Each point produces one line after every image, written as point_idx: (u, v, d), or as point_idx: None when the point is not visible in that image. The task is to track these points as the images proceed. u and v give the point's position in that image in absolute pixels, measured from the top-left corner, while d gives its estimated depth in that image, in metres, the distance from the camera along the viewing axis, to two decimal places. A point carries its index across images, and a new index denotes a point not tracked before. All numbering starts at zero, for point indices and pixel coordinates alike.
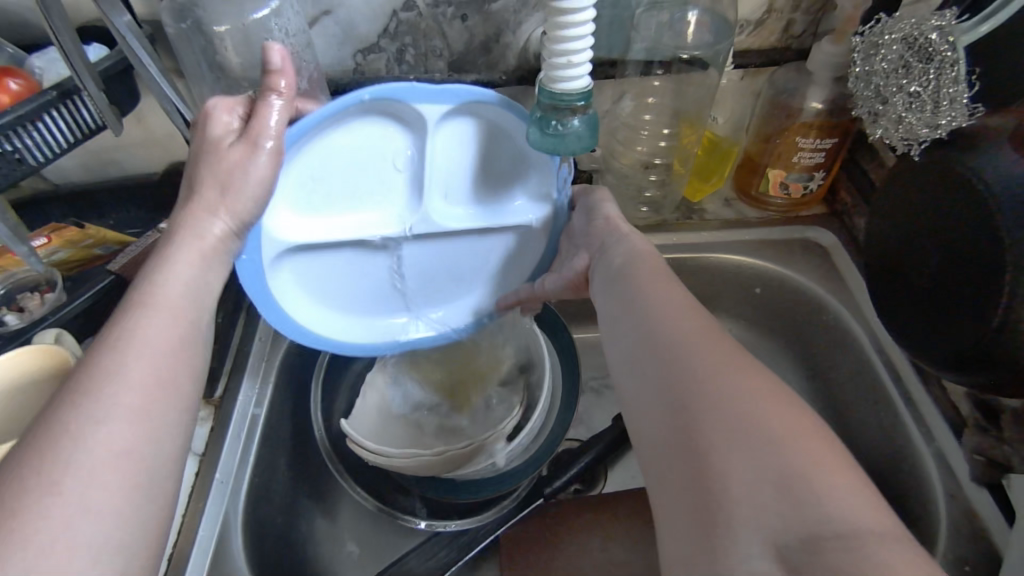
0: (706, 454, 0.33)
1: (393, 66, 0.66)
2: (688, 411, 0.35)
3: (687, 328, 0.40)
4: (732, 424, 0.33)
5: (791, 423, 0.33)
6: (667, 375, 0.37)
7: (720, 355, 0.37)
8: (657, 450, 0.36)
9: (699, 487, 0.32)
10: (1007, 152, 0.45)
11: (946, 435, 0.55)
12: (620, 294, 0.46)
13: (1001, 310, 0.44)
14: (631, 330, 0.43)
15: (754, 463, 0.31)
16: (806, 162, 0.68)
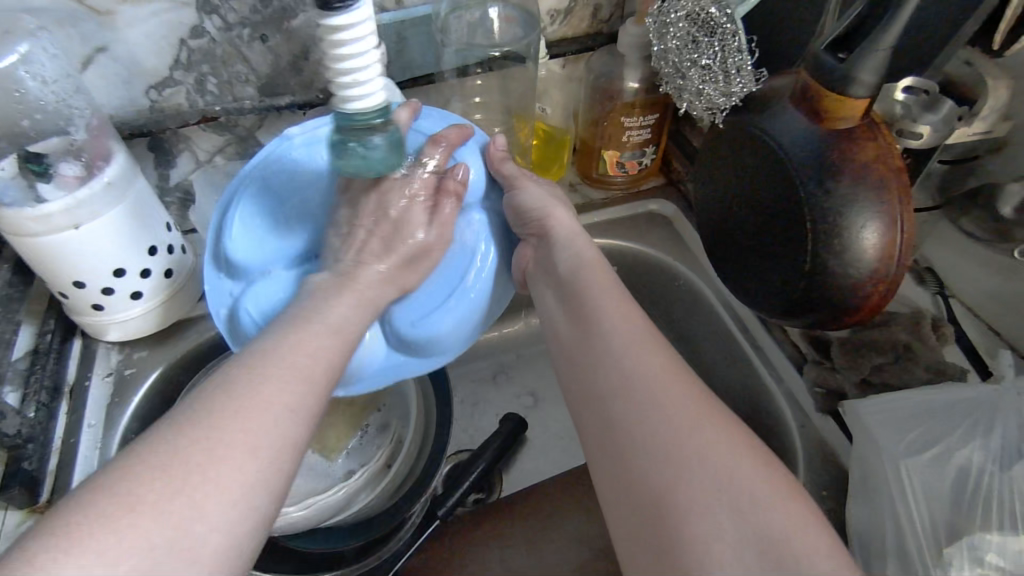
0: (668, 494, 0.36)
1: (196, 98, 0.60)
2: (644, 450, 0.38)
3: (638, 362, 0.42)
4: (688, 469, 0.36)
5: (751, 467, 0.36)
6: (630, 412, 0.40)
7: (682, 395, 0.40)
8: (614, 473, 0.39)
9: (658, 517, 0.36)
10: (790, 110, 0.49)
11: (791, 372, 0.59)
12: (572, 314, 0.49)
13: (808, 257, 0.48)
14: (584, 358, 0.45)
15: (713, 503, 0.35)
16: (634, 139, 0.70)
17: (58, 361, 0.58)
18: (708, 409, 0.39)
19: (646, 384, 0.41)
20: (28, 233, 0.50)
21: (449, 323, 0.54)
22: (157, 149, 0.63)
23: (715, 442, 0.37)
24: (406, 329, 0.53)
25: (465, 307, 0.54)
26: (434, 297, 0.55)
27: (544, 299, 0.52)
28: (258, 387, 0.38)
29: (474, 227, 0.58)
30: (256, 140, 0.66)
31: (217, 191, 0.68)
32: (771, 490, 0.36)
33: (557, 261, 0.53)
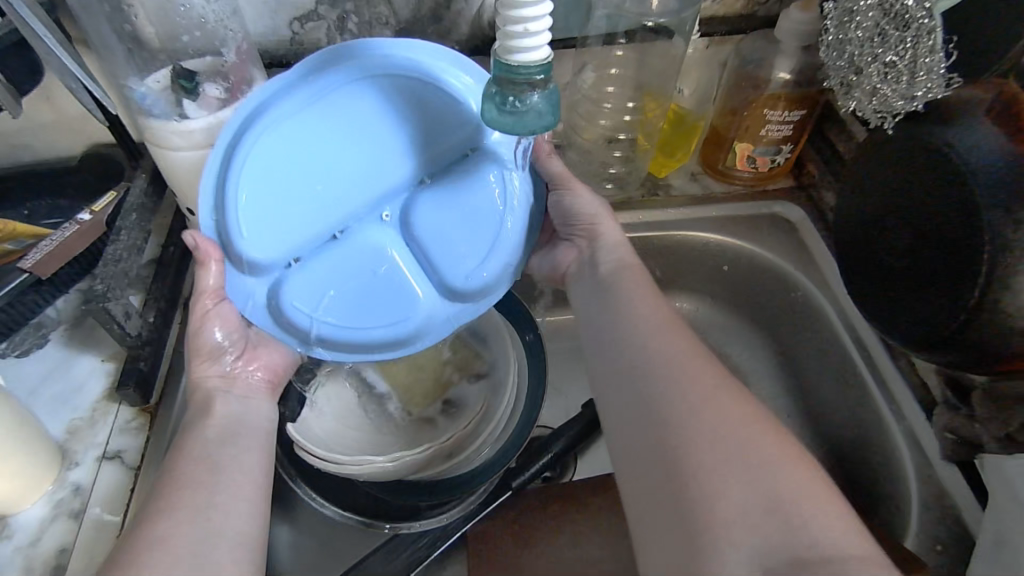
0: (696, 497, 0.37)
1: (335, 36, 0.60)
2: (679, 431, 0.39)
3: (665, 355, 0.44)
4: (709, 446, 0.38)
5: (764, 449, 0.38)
6: (642, 417, 0.42)
7: (700, 382, 0.41)
8: (642, 474, 0.40)
9: (683, 516, 0.37)
10: (983, 124, 0.43)
11: (914, 411, 0.54)
12: (595, 301, 0.51)
13: (975, 292, 0.43)
14: (610, 385, 0.46)
15: (731, 476, 0.37)
16: (772, 135, 0.65)
17: (178, 272, 0.60)
18: (722, 396, 0.41)
19: (681, 403, 0.40)
20: (171, 148, 0.52)
21: (496, 266, 0.52)
22: None
23: (759, 449, 0.38)
24: (457, 283, 0.51)
25: (507, 252, 0.53)
26: (477, 241, 0.52)
27: (586, 293, 0.53)
28: (180, 516, 0.38)
29: (501, 165, 0.51)
30: None
31: None
32: (792, 465, 0.37)
33: (599, 261, 0.54)
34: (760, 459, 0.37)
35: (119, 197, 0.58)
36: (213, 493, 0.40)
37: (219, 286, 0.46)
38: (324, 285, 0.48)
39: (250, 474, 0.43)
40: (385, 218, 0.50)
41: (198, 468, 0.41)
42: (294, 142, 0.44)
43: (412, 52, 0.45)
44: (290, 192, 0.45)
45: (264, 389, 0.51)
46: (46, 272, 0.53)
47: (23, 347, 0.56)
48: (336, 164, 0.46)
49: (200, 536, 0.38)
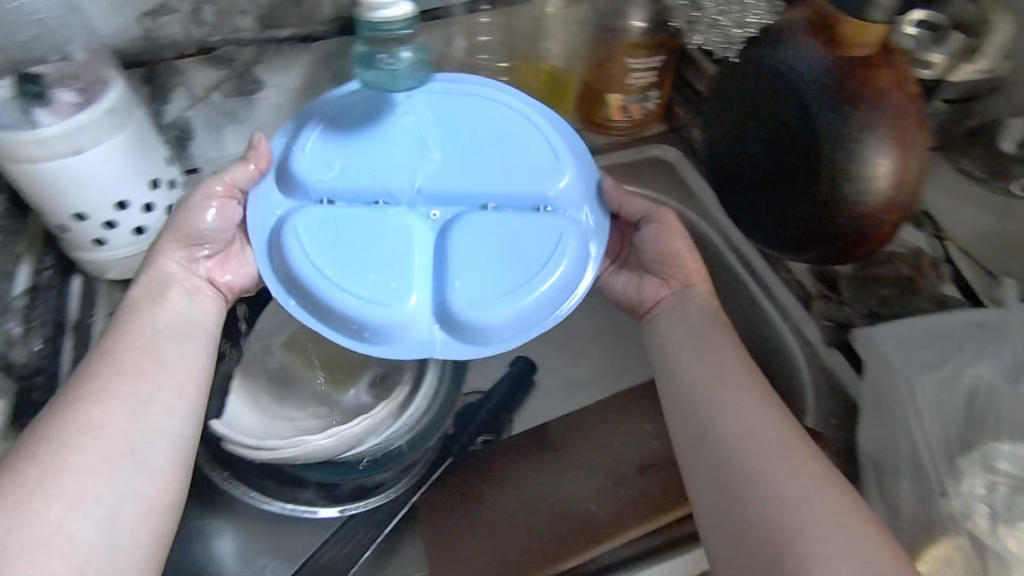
0: (752, 514, 0.40)
1: (191, 29, 0.58)
2: (750, 485, 0.41)
3: (742, 405, 0.44)
4: (797, 506, 0.39)
5: (847, 531, 0.38)
6: (710, 455, 0.43)
7: (779, 438, 0.42)
8: (701, 462, 0.44)
9: (739, 508, 0.40)
10: (802, 39, 0.49)
11: (797, 309, 0.60)
12: (666, 356, 0.50)
13: (821, 191, 0.49)
14: (685, 396, 0.47)
15: (826, 543, 0.37)
16: (639, 82, 0.69)
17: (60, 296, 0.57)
18: (798, 453, 0.42)
19: (767, 433, 0.43)
20: (29, 158, 0.48)
21: (510, 318, 0.48)
22: (152, 82, 0.61)
23: (844, 525, 0.38)
24: (458, 310, 0.48)
25: (528, 305, 0.48)
26: (501, 282, 0.48)
27: (669, 326, 0.52)
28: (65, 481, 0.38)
29: (573, 215, 0.51)
30: (254, 77, 0.64)
31: (216, 130, 0.66)
32: (845, 529, 0.38)
33: (685, 314, 0.52)
34: (854, 529, 0.38)
35: None
36: (121, 478, 0.40)
37: (243, 182, 0.51)
38: (351, 251, 0.48)
39: (176, 442, 0.44)
40: (432, 216, 0.51)
41: (102, 419, 0.41)
42: (404, 122, 0.52)
43: (510, 103, 0.53)
44: (344, 159, 0.51)
45: (211, 294, 0.52)
46: None
47: None
48: (429, 157, 0.51)
49: (119, 482, 0.40)
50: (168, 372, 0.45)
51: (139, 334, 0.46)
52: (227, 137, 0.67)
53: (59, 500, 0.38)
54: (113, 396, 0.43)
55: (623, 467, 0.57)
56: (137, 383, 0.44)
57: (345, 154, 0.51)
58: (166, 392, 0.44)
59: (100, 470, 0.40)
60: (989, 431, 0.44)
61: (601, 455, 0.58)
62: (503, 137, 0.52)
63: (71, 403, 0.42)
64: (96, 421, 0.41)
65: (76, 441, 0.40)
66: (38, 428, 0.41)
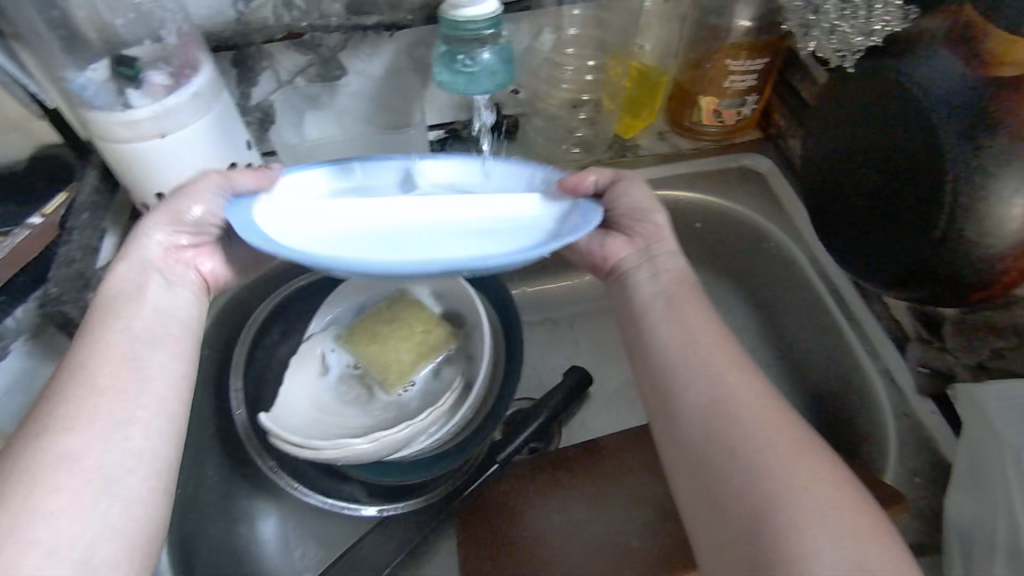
0: (745, 505, 0.36)
1: (282, 14, 0.59)
2: (760, 475, 0.36)
3: (743, 394, 0.40)
4: (792, 486, 0.35)
5: (829, 493, 0.35)
6: (701, 434, 0.39)
7: (763, 419, 0.39)
8: (688, 441, 0.40)
9: (720, 500, 0.37)
10: (942, 53, 0.43)
11: (889, 349, 0.55)
12: (665, 323, 0.45)
13: (938, 227, 0.43)
14: (678, 365, 0.43)
15: (818, 521, 0.34)
16: (737, 86, 0.64)
17: None
18: (804, 440, 0.38)
19: (748, 410, 0.39)
20: (117, 138, 0.50)
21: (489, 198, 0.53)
22: (241, 64, 0.61)
23: (853, 519, 0.34)
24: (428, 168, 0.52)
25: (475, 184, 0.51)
26: None
27: (645, 303, 0.47)
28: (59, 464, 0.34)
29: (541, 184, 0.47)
30: (338, 63, 0.64)
31: (297, 115, 0.68)
32: (851, 510, 0.35)
33: (657, 274, 0.49)
34: (851, 534, 0.34)
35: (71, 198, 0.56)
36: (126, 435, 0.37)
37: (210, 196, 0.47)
38: (380, 204, 0.47)
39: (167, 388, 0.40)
40: (458, 190, 0.47)
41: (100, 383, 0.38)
42: (436, 242, 0.42)
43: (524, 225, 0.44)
44: (366, 237, 0.42)
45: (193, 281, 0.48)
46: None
47: None
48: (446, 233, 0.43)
49: (127, 451, 0.37)
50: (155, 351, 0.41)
51: (117, 321, 0.41)
52: (308, 121, 0.69)
53: (79, 479, 0.34)
54: (89, 396, 0.37)
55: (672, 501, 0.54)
56: (124, 355, 0.40)
57: (358, 240, 0.42)
58: (107, 376, 0.38)
59: (109, 430, 0.37)
60: None
61: (653, 482, 0.55)
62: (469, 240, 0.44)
63: (54, 404, 0.37)
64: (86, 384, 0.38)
65: (45, 463, 0.34)
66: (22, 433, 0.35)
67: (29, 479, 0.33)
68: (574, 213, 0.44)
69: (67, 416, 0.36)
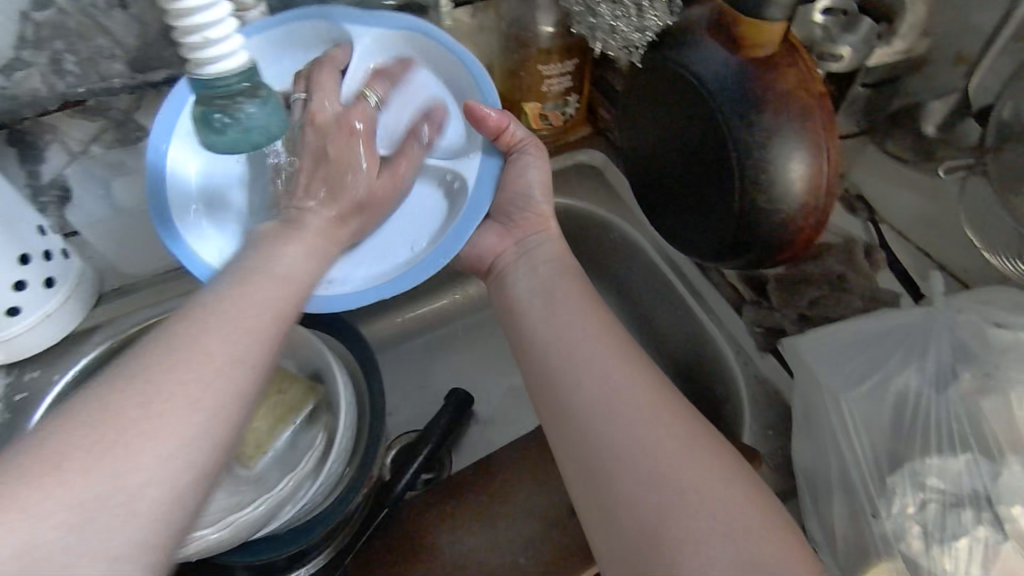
0: (614, 466, 0.38)
1: (54, 81, 0.53)
2: (632, 469, 0.37)
3: (617, 376, 0.41)
4: (658, 476, 0.36)
5: (701, 478, 0.36)
6: (581, 436, 0.40)
7: (638, 403, 0.39)
8: (567, 428, 0.41)
9: (604, 490, 0.38)
10: (707, 43, 0.46)
11: (730, 314, 0.59)
12: (551, 317, 0.47)
13: (738, 200, 0.46)
14: (552, 357, 0.44)
15: (695, 515, 0.34)
16: (555, 88, 0.66)
17: None
18: (674, 421, 0.39)
19: (627, 402, 0.40)
20: None
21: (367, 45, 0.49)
22: (18, 142, 0.56)
23: (719, 485, 0.35)
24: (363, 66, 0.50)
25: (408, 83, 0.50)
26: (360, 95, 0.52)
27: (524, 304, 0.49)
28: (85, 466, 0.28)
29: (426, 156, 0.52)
30: (136, 123, 0.60)
31: (100, 184, 0.61)
32: (730, 490, 0.36)
33: (535, 268, 0.52)
34: (720, 503, 0.35)
35: None
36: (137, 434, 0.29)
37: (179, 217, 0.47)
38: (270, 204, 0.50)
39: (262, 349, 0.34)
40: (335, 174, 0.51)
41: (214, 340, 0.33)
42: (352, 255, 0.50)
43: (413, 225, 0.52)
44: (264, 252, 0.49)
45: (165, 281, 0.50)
46: None
47: None
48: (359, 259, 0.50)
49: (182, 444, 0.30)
50: (280, 322, 0.36)
51: (266, 291, 0.36)
52: (116, 189, 0.62)
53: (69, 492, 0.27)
54: (175, 373, 0.31)
55: (560, 510, 0.55)
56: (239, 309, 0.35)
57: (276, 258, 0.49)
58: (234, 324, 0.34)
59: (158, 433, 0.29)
60: (917, 444, 0.42)
61: (541, 495, 0.56)
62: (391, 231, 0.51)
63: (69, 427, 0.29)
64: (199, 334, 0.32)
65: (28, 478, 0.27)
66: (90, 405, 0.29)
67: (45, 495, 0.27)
68: (446, 233, 0.50)
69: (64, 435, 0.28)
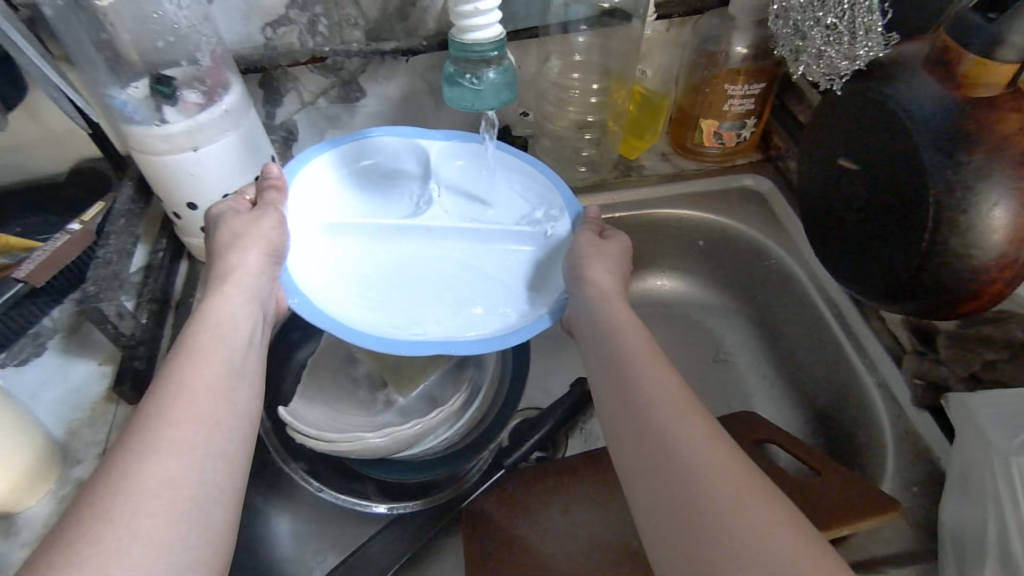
0: (689, 483, 0.34)
1: (306, 39, 0.63)
2: (687, 468, 0.35)
3: (645, 378, 0.40)
4: (712, 489, 0.33)
5: (753, 504, 0.33)
6: (631, 426, 0.39)
7: (676, 412, 0.38)
8: (631, 434, 0.38)
9: (683, 515, 0.33)
10: (923, 77, 0.45)
11: (885, 361, 0.57)
12: (597, 326, 0.47)
13: (925, 239, 0.45)
14: (612, 379, 0.42)
15: (756, 553, 0.31)
16: (736, 109, 0.67)
17: (166, 276, 0.62)
18: (708, 430, 0.37)
19: (655, 394, 0.39)
20: (153, 152, 0.54)
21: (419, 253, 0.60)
22: (267, 87, 0.66)
23: (759, 511, 0.32)
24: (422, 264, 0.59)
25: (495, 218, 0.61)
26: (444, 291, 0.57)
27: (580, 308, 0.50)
28: (118, 499, 0.32)
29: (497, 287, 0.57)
30: (358, 85, 0.68)
31: (318, 133, 0.72)
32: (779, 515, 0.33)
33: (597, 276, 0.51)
34: (765, 525, 0.32)
35: (107, 207, 0.60)
36: (152, 470, 0.33)
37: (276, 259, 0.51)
38: (391, 271, 0.58)
39: (242, 417, 0.39)
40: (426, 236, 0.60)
41: (186, 407, 0.37)
42: (443, 288, 0.57)
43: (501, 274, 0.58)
44: (378, 292, 0.56)
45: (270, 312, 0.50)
46: (39, 280, 0.55)
47: (21, 356, 0.57)
48: (449, 301, 0.56)
49: (193, 487, 0.34)
50: (215, 375, 0.40)
51: (219, 337, 0.43)
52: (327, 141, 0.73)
53: (123, 527, 0.31)
54: (172, 432, 0.35)
55: None
56: (228, 358, 0.42)
57: (384, 300, 0.55)
58: (211, 399, 0.38)
59: (175, 459, 0.34)
60: None
61: None
62: (460, 279, 0.58)
63: (113, 477, 0.33)
64: (166, 412, 0.36)
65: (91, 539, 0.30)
66: (102, 466, 0.34)
67: (120, 522, 0.31)
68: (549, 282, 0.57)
69: (91, 505, 0.32)
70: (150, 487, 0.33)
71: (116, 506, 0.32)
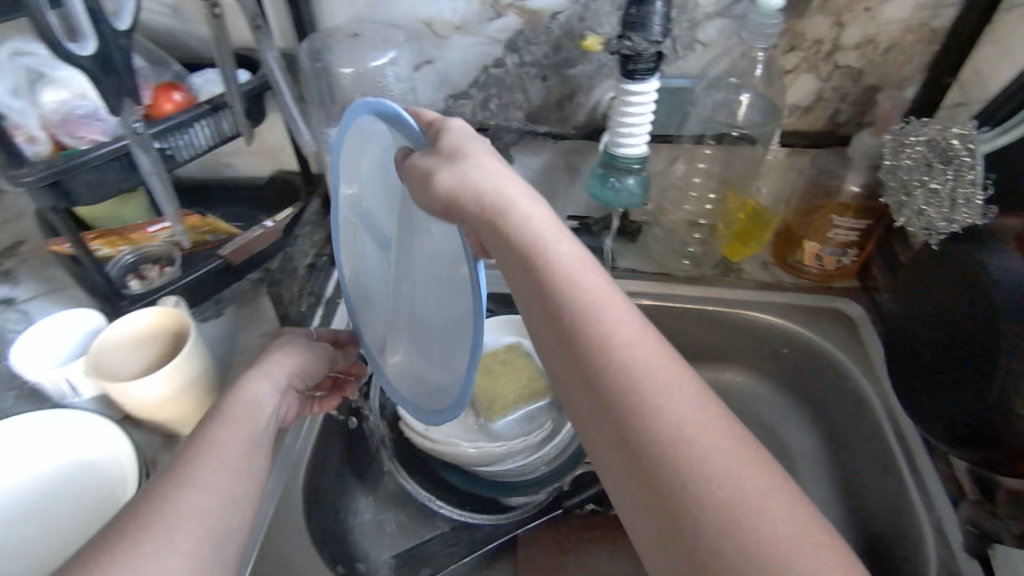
0: (663, 465, 0.31)
1: (478, 112, 0.76)
2: (653, 435, 0.32)
3: (623, 360, 0.35)
4: (692, 446, 0.31)
5: (728, 455, 0.31)
6: (609, 430, 0.34)
7: (657, 366, 0.35)
8: (599, 424, 0.34)
9: (665, 495, 0.31)
10: (1010, 254, 0.50)
11: (943, 500, 0.59)
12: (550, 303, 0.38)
13: (991, 399, 0.50)
14: (583, 382, 0.35)
15: (746, 514, 0.29)
16: (840, 238, 0.73)
17: (325, 277, 0.76)
18: (679, 379, 0.35)
19: (640, 376, 0.34)
20: None
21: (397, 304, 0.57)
22: None
23: (740, 456, 0.31)
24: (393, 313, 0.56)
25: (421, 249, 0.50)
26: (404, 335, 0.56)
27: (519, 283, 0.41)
28: (148, 528, 0.35)
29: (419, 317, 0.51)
30: (509, 154, 0.81)
31: None
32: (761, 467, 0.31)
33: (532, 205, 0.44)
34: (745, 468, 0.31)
35: (297, 212, 0.77)
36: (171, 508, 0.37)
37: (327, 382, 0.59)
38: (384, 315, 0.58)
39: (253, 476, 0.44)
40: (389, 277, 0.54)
41: (213, 465, 0.41)
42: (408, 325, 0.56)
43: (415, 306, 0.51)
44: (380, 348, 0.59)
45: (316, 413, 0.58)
46: (235, 261, 0.71)
47: (205, 314, 0.72)
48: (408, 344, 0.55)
49: (212, 527, 0.38)
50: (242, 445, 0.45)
51: (249, 418, 0.48)
52: None
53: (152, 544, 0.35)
54: (194, 479, 0.40)
55: None
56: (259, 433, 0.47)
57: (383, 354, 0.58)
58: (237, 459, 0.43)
59: (199, 507, 0.38)
60: None
61: None
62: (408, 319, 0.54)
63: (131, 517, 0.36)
64: (194, 465, 0.41)
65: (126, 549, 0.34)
66: (129, 507, 0.38)
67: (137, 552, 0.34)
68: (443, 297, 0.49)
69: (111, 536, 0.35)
70: (170, 521, 0.36)
71: (137, 536, 0.35)
